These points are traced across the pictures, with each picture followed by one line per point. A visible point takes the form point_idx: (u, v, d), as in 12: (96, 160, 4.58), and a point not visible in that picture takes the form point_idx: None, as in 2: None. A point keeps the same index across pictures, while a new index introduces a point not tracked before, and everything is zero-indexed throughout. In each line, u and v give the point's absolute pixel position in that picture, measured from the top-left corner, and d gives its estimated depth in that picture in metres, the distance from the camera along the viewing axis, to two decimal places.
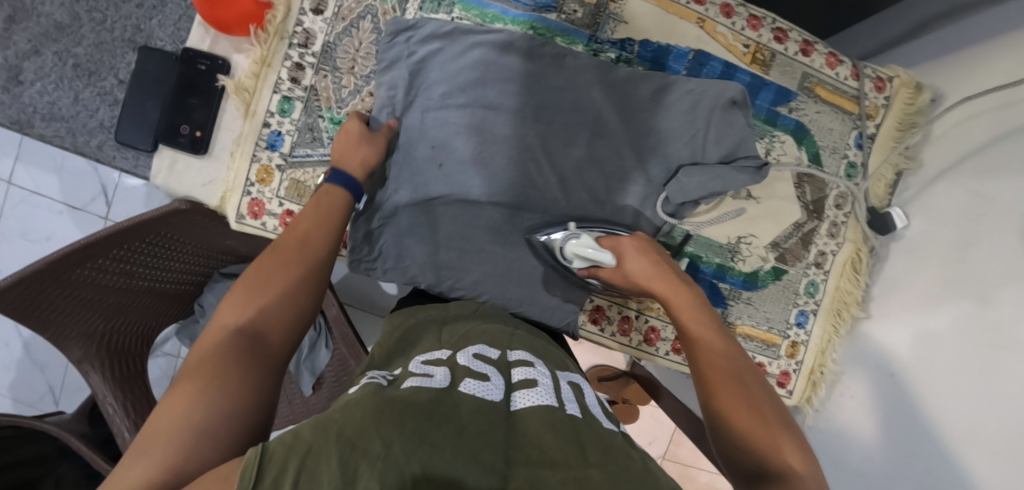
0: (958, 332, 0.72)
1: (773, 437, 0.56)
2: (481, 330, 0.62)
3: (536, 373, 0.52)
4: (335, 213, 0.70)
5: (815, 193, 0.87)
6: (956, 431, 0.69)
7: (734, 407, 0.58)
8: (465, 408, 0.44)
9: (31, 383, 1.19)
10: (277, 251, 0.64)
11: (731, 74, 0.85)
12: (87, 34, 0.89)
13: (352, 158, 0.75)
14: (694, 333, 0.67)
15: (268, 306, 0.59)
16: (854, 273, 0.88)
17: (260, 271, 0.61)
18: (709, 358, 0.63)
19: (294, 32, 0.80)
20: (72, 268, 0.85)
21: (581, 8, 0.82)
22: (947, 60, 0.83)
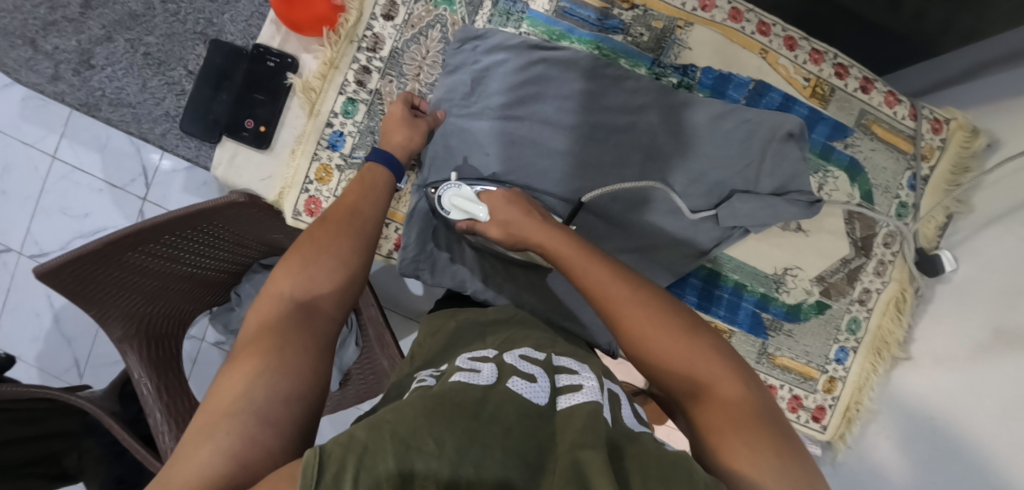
0: (1001, 377, 0.73)
1: (696, 360, 0.50)
2: (525, 335, 0.62)
3: (582, 379, 0.51)
4: (380, 187, 0.69)
5: (864, 231, 0.88)
6: (993, 477, 0.69)
7: (650, 337, 0.52)
8: (511, 409, 0.44)
9: (60, 356, 1.21)
10: (325, 223, 0.62)
11: (789, 107, 0.85)
12: (160, 25, 0.91)
13: (392, 139, 0.75)
14: (578, 269, 0.58)
15: (321, 280, 0.58)
16: (898, 313, 0.88)
17: (309, 243, 0.60)
18: (606, 290, 0.55)
19: (363, 36, 0.81)
20: (123, 250, 0.88)
21: (648, 32, 0.83)
22: (1004, 107, 0.84)
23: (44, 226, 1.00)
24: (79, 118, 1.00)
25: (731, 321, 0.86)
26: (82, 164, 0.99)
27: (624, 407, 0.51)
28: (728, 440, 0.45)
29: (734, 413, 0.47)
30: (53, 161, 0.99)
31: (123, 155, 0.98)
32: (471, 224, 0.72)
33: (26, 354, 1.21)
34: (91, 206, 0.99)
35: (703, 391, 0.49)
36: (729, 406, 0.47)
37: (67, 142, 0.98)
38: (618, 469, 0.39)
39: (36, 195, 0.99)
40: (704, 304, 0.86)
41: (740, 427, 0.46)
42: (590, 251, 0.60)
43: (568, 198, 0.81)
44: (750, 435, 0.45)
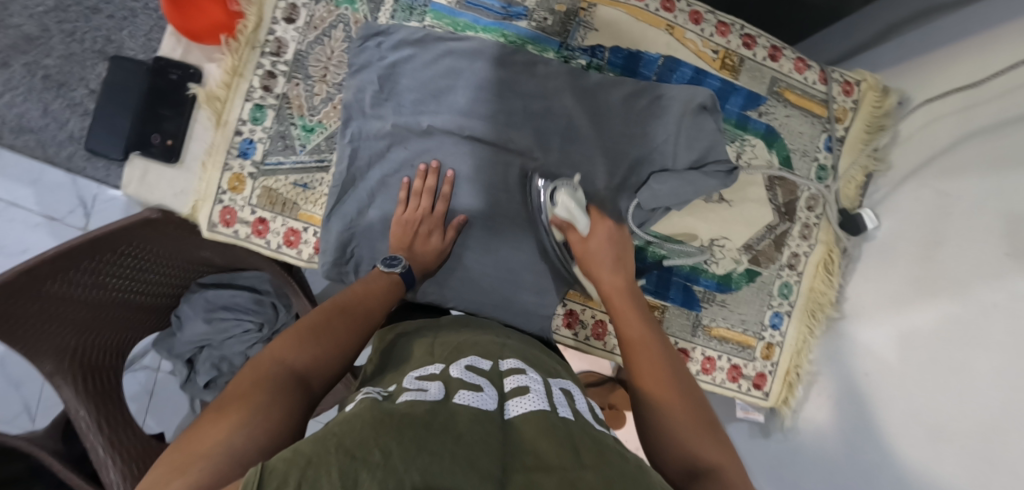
0: (925, 323, 0.74)
1: (702, 437, 0.55)
2: (475, 342, 0.60)
3: (529, 380, 0.51)
4: (391, 290, 0.70)
5: (786, 196, 0.88)
6: (923, 428, 0.70)
7: (668, 408, 0.58)
8: (462, 417, 0.42)
9: (7, 400, 1.17)
10: (329, 306, 0.63)
11: (701, 80, 0.86)
12: (58, 46, 0.83)
13: (428, 246, 0.77)
14: (631, 333, 0.68)
15: (321, 354, 0.57)
16: (828, 274, 0.89)
17: (314, 319, 0.60)
18: (649, 362, 0.64)
19: (266, 41, 0.80)
20: (43, 279, 0.84)
21: (552, 16, 0.83)
22: (912, 65, 0.85)
23: None
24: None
25: (663, 297, 0.86)
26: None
27: (578, 401, 0.52)
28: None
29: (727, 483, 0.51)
30: None
31: None
32: (566, 226, 0.78)
33: None
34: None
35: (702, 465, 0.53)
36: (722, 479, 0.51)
37: None
38: (574, 473, 0.38)
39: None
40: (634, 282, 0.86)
41: None
42: (647, 323, 0.70)
43: (487, 187, 0.81)
44: None
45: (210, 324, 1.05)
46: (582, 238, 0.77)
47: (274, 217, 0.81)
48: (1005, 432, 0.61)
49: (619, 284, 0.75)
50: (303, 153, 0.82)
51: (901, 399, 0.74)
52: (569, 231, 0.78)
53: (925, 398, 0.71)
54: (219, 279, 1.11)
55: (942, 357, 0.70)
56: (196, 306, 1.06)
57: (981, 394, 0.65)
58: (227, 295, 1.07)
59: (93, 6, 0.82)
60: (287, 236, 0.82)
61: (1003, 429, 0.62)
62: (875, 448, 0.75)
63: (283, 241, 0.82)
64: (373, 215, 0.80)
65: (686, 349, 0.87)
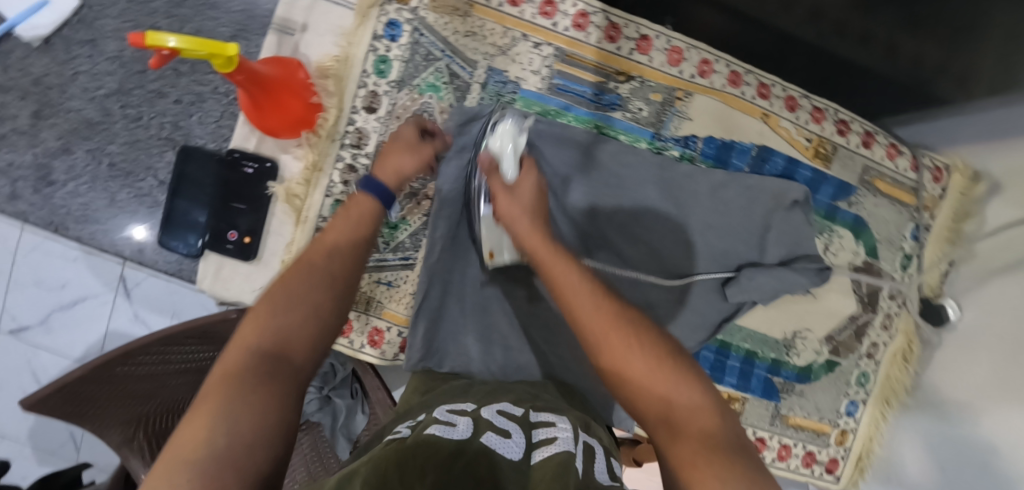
0: (1002, 425, 0.75)
1: (677, 392, 0.50)
2: (509, 389, 0.65)
3: (559, 432, 0.51)
4: (366, 214, 0.62)
5: (870, 286, 0.87)
6: None
7: (635, 369, 0.51)
8: (486, 462, 0.42)
9: (52, 433, 1.10)
10: (296, 263, 0.56)
11: (792, 170, 0.83)
12: (122, 132, 0.76)
13: (390, 162, 0.67)
14: (565, 279, 0.55)
15: (293, 324, 0.51)
16: (904, 363, 0.89)
17: (285, 282, 0.54)
18: (596, 310, 0.53)
19: (345, 132, 0.76)
20: (114, 364, 0.83)
21: (646, 106, 0.79)
22: (996, 147, 0.82)
23: (19, 298, 1.03)
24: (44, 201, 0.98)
25: (745, 389, 0.86)
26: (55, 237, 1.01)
27: (599, 460, 0.50)
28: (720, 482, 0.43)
29: (718, 450, 0.46)
30: (21, 233, 1.01)
31: None
32: (491, 165, 0.66)
33: (12, 433, 1.09)
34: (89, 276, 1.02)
35: (687, 423, 0.49)
36: (706, 439, 0.47)
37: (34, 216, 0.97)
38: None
39: (8, 268, 1.01)
40: (716, 376, 0.85)
41: (714, 462, 0.45)
42: (573, 260, 0.58)
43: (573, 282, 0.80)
44: (730, 469, 0.45)
45: None
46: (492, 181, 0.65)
47: (357, 314, 0.80)
48: None
49: (537, 229, 0.60)
50: (387, 250, 0.79)
51: None
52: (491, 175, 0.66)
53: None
54: None
55: None
56: None
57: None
58: None
59: (157, 89, 0.76)
60: (371, 336, 0.80)
61: None
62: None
63: (367, 340, 0.81)
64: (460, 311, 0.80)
65: (763, 438, 0.87)
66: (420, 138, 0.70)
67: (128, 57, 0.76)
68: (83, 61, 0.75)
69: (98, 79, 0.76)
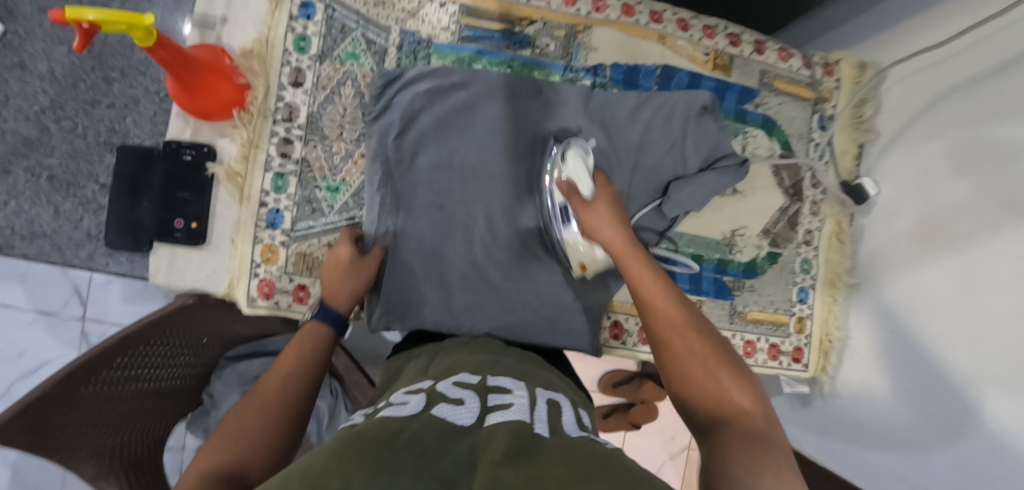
0: (932, 281, 0.80)
1: (733, 393, 0.49)
2: (466, 361, 0.62)
3: (513, 397, 0.51)
4: (319, 349, 0.65)
5: (793, 178, 0.94)
6: (948, 396, 0.76)
7: (685, 356, 0.53)
8: (434, 431, 0.41)
9: None
10: (254, 398, 0.57)
11: (697, 83, 0.90)
12: (60, 144, 0.79)
13: (340, 288, 0.73)
14: (636, 266, 0.62)
15: (247, 450, 0.52)
16: (840, 244, 0.95)
17: (243, 414, 0.55)
18: (664, 302, 0.57)
19: (276, 108, 0.80)
20: (79, 384, 0.80)
21: (552, 41, 0.85)
22: (877, 39, 0.91)
23: None
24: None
25: (698, 292, 0.90)
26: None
27: (563, 413, 0.51)
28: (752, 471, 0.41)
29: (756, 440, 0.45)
30: None
31: None
32: (571, 187, 0.73)
33: None
34: (29, 342, 0.82)
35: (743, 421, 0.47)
36: (750, 434, 0.45)
37: None
38: (534, 463, 0.36)
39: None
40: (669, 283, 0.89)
41: (749, 449, 0.44)
42: (655, 263, 0.63)
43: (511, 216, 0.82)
44: (764, 461, 0.42)
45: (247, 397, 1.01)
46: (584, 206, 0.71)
47: (312, 281, 0.82)
48: None
49: (625, 236, 0.67)
50: (332, 213, 0.82)
51: (932, 366, 0.78)
52: (571, 198, 0.72)
53: (930, 352, 0.79)
54: (248, 348, 1.06)
55: (969, 303, 0.75)
56: (230, 382, 1.02)
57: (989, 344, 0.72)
58: (259, 365, 1.04)
59: (91, 99, 0.79)
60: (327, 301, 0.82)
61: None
62: (882, 396, 0.85)
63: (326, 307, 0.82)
64: (411, 260, 0.81)
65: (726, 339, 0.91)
66: (360, 257, 0.76)
67: (58, 75, 0.79)
68: (12, 83, 0.78)
69: (30, 97, 0.78)
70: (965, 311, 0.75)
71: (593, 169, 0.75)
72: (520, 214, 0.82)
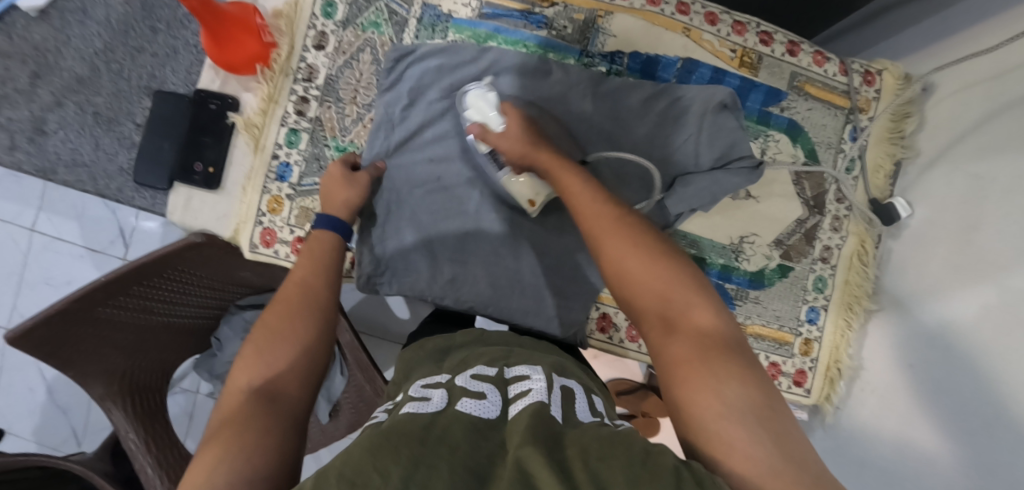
0: (964, 315, 0.73)
1: (671, 287, 0.52)
2: (481, 353, 0.61)
3: (532, 383, 0.52)
4: (328, 255, 0.71)
5: (815, 189, 0.88)
6: (964, 446, 0.69)
7: (621, 261, 0.55)
8: (458, 424, 0.45)
9: (58, 426, 1.17)
10: (276, 308, 0.63)
11: (719, 79, 0.87)
12: (106, 84, 0.88)
13: (334, 197, 0.76)
14: (573, 188, 0.63)
15: (278, 358, 0.58)
16: (862, 266, 0.88)
17: (270, 322, 0.62)
18: (596, 224, 0.58)
19: (298, 68, 0.84)
20: (97, 307, 0.85)
21: (571, 24, 0.85)
22: (930, 49, 0.85)
23: (28, 299, 1.00)
24: (55, 192, 0.99)
25: None
26: (62, 232, 0.99)
27: (579, 399, 0.53)
28: (712, 380, 0.45)
29: (704, 340, 0.48)
30: (32, 235, 1.00)
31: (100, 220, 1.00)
32: (483, 129, 0.71)
33: (20, 428, 1.17)
34: (75, 273, 1.00)
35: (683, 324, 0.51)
36: (698, 334, 0.49)
37: (46, 214, 0.99)
38: (558, 459, 0.40)
39: (19, 268, 0.99)
40: None
41: (704, 357, 0.47)
42: (588, 179, 0.64)
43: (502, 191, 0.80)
44: (720, 365, 0.46)
45: None
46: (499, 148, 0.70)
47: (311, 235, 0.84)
48: None
49: (524, 137, 0.69)
50: None
51: (952, 410, 0.72)
52: (485, 131, 0.71)
53: (952, 394, 0.72)
54: (258, 298, 1.10)
55: (1001, 346, 0.67)
56: (235, 328, 1.07)
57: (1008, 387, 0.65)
58: None
59: (138, 46, 0.88)
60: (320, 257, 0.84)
61: None
62: (891, 435, 0.79)
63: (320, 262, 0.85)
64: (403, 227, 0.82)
65: None
66: (351, 170, 0.78)
67: (113, 21, 0.88)
68: (76, 27, 0.88)
69: (87, 40, 0.87)
70: (993, 352, 0.68)
71: (499, 103, 0.72)
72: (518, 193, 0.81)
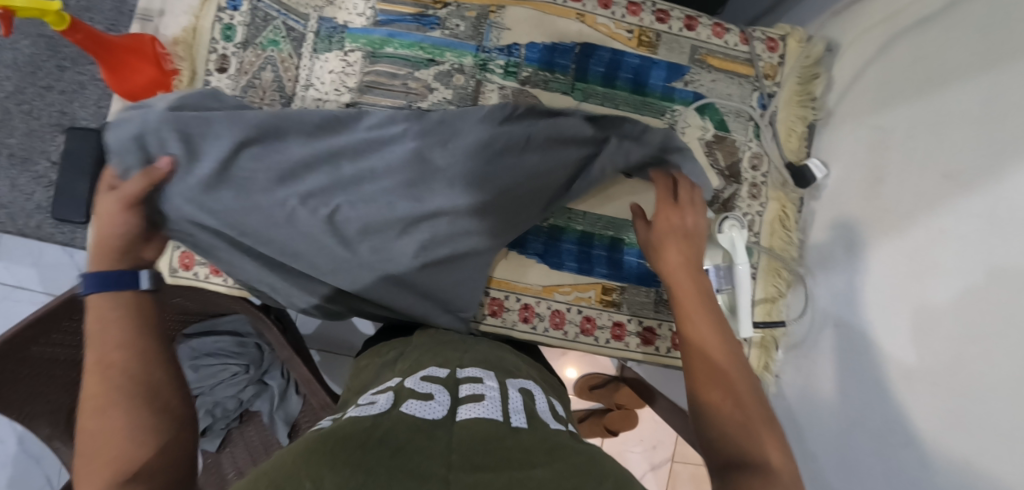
0: (880, 271, 0.71)
1: (740, 381, 0.59)
2: (436, 355, 0.62)
3: (484, 388, 0.52)
4: (117, 314, 0.59)
5: (728, 158, 0.88)
6: (888, 401, 0.67)
7: (706, 340, 0.63)
8: (407, 426, 0.43)
9: (30, 476, 1.17)
10: (92, 409, 0.52)
11: (619, 60, 0.87)
12: (19, 125, 0.93)
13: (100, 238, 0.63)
14: (676, 272, 0.69)
15: (122, 456, 0.50)
16: (785, 230, 0.88)
17: (82, 432, 0.51)
18: (693, 299, 0.66)
19: (202, 92, 0.86)
20: (32, 343, 0.78)
21: (463, 22, 0.86)
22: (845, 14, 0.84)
23: None
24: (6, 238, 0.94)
25: (618, 277, 0.85)
26: (20, 281, 0.94)
27: (537, 401, 0.54)
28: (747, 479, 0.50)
29: (754, 438, 0.54)
30: None
31: (59, 265, 0.94)
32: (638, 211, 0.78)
33: None
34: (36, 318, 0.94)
35: (743, 415, 0.56)
36: (740, 428, 0.55)
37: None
38: (525, 475, 0.39)
39: None
40: (585, 267, 0.85)
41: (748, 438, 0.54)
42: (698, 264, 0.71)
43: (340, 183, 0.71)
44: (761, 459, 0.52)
45: (197, 371, 1.09)
46: (652, 224, 0.74)
47: None
48: (970, 367, 0.58)
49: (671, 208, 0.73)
50: None
51: (874, 369, 0.70)
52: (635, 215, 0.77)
53: (877, 349, 0.70)
54: (202, 326, 1.13)
55: (909, 288, 0.67)
56: (182, 355, 1.10)
57: (930, 331, 0.63)
58: (211, 342, 1.11)
59: (47, 85, 0.93)
60: None
61: (969, 363, 0.58)
62: (831, 406, 0.76)
63: None
64: (223, 253, 0.71)
65: (651, 328, 0.86)
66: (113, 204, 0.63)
67: (21, 63, 0.93)
68: None
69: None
70: (903, 298, 0.67)
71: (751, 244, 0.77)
72: None
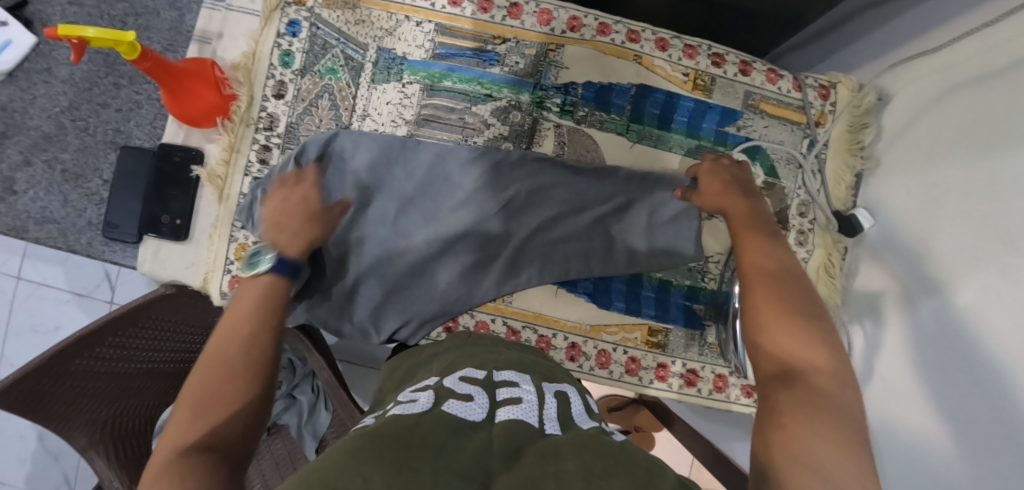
0: (925, 326, 0.72)
1: (807, 350, 0.54)
2: (471, 354, 0.60)
3: (521, 391, 0.50)
4: (269, 299, 0.62)
5: (777, 205, 0.90)
6: (937, 452, 0.67)
7: (765, 315, 0.58)
8: (446, 428, 0.41)
9: (48, 476, 1.17)
10: (180, 398, 0.51)
11: (674, 103, 0.88)
12: (73, 141, 0.98)
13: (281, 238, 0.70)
14: (748, 247, 0.67)
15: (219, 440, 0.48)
16: (830, 278, 0.89)
17: (181, 406, 0.51)
18: (759, 269, 0.64)
19: (258, 118, 0.85)
20: (77, 355, 0.71)
21: (522, 59, 0.87)
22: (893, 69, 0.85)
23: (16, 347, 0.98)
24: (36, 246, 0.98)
25: (665, 319, 0.87)
26: (49, 279, 0.99)
27: (572, 405, 0.51)
28: (806, 453, 0.45)
29: (817, 403, 0.49)
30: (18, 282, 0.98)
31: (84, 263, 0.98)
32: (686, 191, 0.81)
33: (15, 479, 1.16)
34: (64, 317, 0.99)
35: (825, 399, 0.49)
36: (809, 396, 0.50)
37: (30, 261, 0.98)
38: (553, 469, 0.38)
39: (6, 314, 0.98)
40: (633, 307, 0.86)
41: (808, 413, 0.48)
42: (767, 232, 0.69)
43: None
44: (825, 430, 0.47)
45: None
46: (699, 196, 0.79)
47: None
48: (1012, 430, 0.58)
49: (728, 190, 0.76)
50: None
51: (920, 420, 0.70)
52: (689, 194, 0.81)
53: (928, 397, 0.70)
54: None
55: (955, 339, 0.67)
56: None
57: (967, 390, 0.64)
58: None
59: (102, 102, 0.98)
60: None
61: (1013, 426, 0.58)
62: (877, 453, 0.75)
63: None
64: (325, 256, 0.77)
65: (694, 370, 0.87)
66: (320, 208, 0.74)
67: (77, 78, 0.98)
68: (41, 86, 0.98)
69: (53, 99, 0.98)
70: (956, 351, 0.67)
71: None
72: (481, 237, 0.81)
